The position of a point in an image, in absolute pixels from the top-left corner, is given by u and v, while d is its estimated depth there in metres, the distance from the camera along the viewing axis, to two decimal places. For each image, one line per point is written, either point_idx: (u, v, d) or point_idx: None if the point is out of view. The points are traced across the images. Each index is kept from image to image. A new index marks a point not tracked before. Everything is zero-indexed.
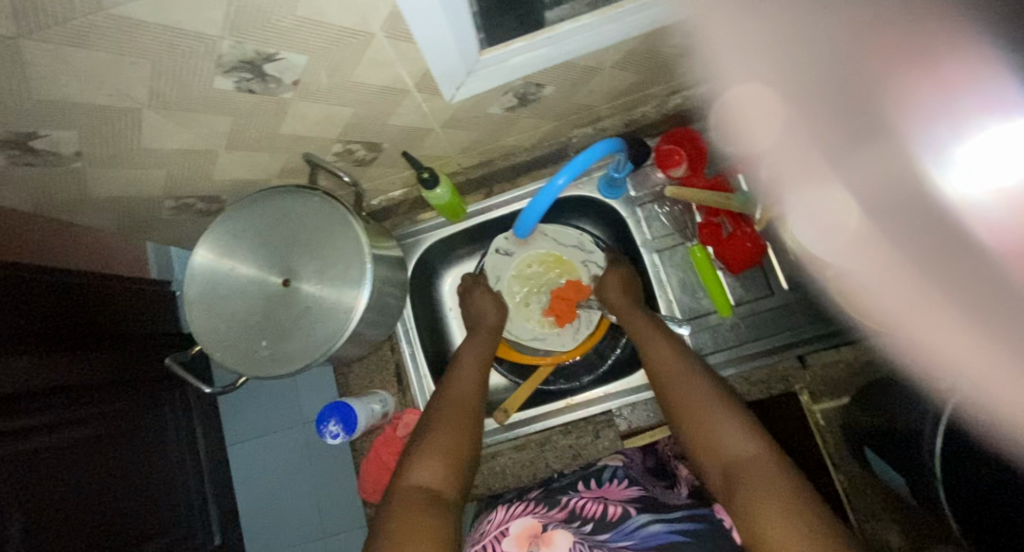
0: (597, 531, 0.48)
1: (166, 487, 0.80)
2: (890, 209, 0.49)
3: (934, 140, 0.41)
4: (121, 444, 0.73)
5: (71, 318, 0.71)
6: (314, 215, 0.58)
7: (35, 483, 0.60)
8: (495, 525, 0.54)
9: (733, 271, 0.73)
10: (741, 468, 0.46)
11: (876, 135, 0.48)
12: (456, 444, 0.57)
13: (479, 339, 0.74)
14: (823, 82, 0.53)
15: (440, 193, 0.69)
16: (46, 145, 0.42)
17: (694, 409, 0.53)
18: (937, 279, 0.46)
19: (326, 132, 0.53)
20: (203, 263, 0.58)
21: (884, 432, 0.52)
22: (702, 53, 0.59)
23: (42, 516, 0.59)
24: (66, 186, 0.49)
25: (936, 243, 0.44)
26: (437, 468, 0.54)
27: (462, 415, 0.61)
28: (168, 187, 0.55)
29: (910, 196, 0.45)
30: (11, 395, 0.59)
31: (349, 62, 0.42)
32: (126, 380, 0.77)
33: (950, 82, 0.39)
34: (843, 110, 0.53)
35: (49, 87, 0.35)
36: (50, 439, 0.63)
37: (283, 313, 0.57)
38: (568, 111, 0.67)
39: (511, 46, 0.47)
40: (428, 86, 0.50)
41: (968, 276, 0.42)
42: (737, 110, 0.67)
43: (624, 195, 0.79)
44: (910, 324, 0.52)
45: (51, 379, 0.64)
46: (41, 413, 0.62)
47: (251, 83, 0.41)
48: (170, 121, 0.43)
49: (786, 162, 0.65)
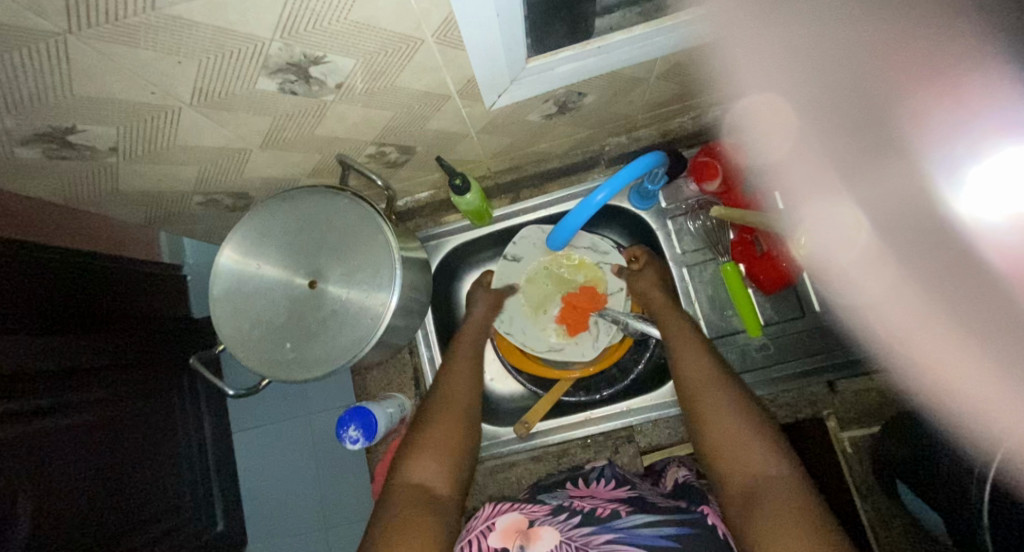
0: (582, 526, 0.48)
1: (173, 477, 0.80)
2: (901, 226, 0.54)
3: (948, 159, 0.44)
4: (130, 433, 0.73)
5: (78, 305, 0.70)
6: (344, 217, 0.57)
7: (50, 465, 0.60)
8: (482, 520, 0.53)
9: (766, 291, 0.71)
10: (764, 493, 0.44)
11: (884, 155, 0.51)
12: (454, 439, 0.57)
13: (472, 330, 0.73)
14: (825, 103, 0.55)
15: (470, 200, 0.67)
16: (84, 140, 0.41)
17: (721, 426, 0.51)
18: (952, 291, 0.50)
19: (362, 135, 0.52)
20: (228, 262, 0.57)
21: (921, 468, 0.50)
22: (737, 70, 0.56)
23: (53, 497, 0.60)
24: (97, 180, 0.48)
25: (946, 260, 0.49)
26: (435, 466, 0.54)
27: (455, 409, 0.60)
28: (199, 183, 0.54)
29: (918, 215, 0.51)
30: (28, 375, 0.59)
31: (395, 67, 0.40)
32: (138, 365, 0.77)
33: (970, 100, 0.40)
34: (836, 133, 0.57)
35: (93, 83, 0.34)
36: (65, 421, 0.63)
37: (308, 315, 0.56)
38: (604, 120, 0.65)
39: (559, 55, 0.46)
40: (471, 93, 0.48)
41: (978, 290, 0.47)
42: (750, 117, 0.65)
43: (654, 206, 0.78)
44: (920, 337, 0.56)
45: (66, 360, 0.64)
46: (55, 394, 0.62)
47: (294, 85, 0.40)
48: (209, 120, 0.42)
49: (803, 174, 0.65)
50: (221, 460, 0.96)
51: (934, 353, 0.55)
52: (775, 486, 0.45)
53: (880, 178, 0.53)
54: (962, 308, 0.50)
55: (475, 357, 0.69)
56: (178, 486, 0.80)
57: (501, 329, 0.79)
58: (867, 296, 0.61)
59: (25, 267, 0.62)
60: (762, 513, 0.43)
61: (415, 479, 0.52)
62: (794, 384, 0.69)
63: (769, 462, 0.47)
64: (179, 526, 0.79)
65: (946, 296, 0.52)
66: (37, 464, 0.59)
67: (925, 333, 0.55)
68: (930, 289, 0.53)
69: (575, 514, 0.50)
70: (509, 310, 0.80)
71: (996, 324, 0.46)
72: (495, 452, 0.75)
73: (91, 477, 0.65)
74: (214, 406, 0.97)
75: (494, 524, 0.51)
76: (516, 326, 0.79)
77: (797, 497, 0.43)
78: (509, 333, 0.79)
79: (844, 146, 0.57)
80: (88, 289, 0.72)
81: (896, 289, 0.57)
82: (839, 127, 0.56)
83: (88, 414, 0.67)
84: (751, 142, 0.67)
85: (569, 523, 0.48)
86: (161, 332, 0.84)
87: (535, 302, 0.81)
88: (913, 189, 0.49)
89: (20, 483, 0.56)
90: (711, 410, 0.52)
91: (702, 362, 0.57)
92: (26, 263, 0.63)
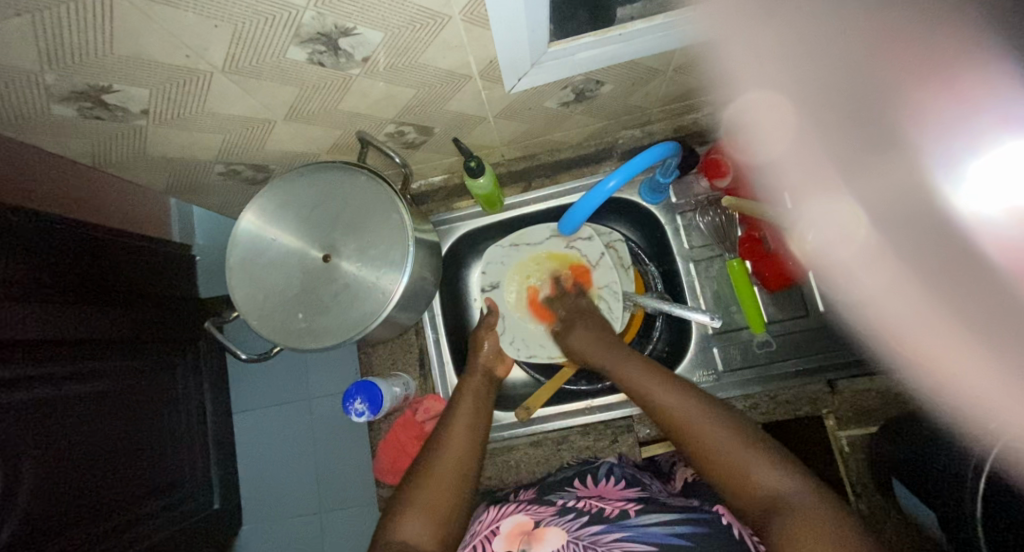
0: (589, 525, 0.48)
1: (170, 449, 0.81)
2: (898, 222, 0.53)
3: (945, 155, 0.43)
4: (128, 405, 0.74)
5: (88, 272, 0.71)
6: (361, 193, 0.58)
7: (57, 429, 0.62)
8: (484, 525, 0.54)
9: (769, 288, 0.72)
10: (786, 503, 0.43)
11: (883, 148, 0.49)
12: (440, 499, 0.53)
13: (477, 378, 0.71)
14: (823, 95, 0.53)
15: (482, 183, 0.68)
16: (117, 100, 0.42)
17: (702, 438, 0.51)
18: (952, 291, 0.49)
19: (383, 112, 0.53)
20: (248, 228, 0.59)
21: (917, 467, 0.51)
22: (749, 68, 0.57)
23: (58, 458, 0.62)
24: (125, 143, 0.50)
25: (945, 258, 0.48)
26: (417, 523, 0.51)
27: (465, 449, 0.59)
28: (222, 152, 0.55)
29: (918, 209, 0.49)
30: (42, 341, 0.61)
31: (421, 43, 0.41)
32: (142, 339, 0.78)
33: (969, 93, 0.39)
34: (834, 128, 0.55)
35: (132, 43, 0.36)
36: (72, 389, 0.65)
37: (322, 288, 0.57)
38: (619, 112, 0.66)
39: (580, 40, 0.47)
40: (492, 75, 0.49)
41: (983, 286, 0.45)
42: (751, 116, 0.65)
43: (664, 201, 0.78)
44: (917, 335, 0.57)
45: (74, 331, 0.66)
46: (70, 362, 0.65)
47: (323, 56, 0.41)
48: (237, 87, 0.43)
49: (805, 165, 0.65)
50: (220, 436, 0.97)
51: (934, 351, 0.55)
52: (793, 500, 0.44)
53: (875, 172, 0.52)
54: (970, 307, 0.48)
55: (478, 410, 0.65)
56: (176, 461, 0.82)
57: (524, 357, 0.79)
58: (867, 290, 0.61)
59: (20, 234, 0.61)
60: (776, 525, 0.42)
61: (398, 538, 0.50)
62: (795, 381, 0.69)
63: (766, 470, 0.46)
64: (176, 502, 0.81)
65: (942, 293, 0.51)
66: (43, 431, 0.61)
67: (932, 327, 0.54)
68: (929, 285, 0.52)
69: (582, 515, 0.50)
70: (517, 335, 0.79)
71: (995, 321, 0.46)
72: (497, 434, 0.77)
73: (90, 446, 0.66)
74: (214, 379, 0.99)
75: (499, 528, 0.52)
76: (533, 346, 0.78)
77: (824, 513, 0.41)
78: (530, 357, 0.79)
79: (843, 140, 0.55)
80: (91, 258, 0.72)
81: (895, 286, 0.57)
82: (839, 121, 0.54)
83: (93, 383, 0.69)
84: (749, 137, 0.67)
85: (576, 522, 0.49)
86: (169, 308, 0.86)
87: (527, 312, 0.79)
88: (911, 183, 0.48)
89: (20, 450, 0.57)
90: (693, 428, 0.52)
91: (674, 394, 0.55)
92: (26, 227, 0.62)
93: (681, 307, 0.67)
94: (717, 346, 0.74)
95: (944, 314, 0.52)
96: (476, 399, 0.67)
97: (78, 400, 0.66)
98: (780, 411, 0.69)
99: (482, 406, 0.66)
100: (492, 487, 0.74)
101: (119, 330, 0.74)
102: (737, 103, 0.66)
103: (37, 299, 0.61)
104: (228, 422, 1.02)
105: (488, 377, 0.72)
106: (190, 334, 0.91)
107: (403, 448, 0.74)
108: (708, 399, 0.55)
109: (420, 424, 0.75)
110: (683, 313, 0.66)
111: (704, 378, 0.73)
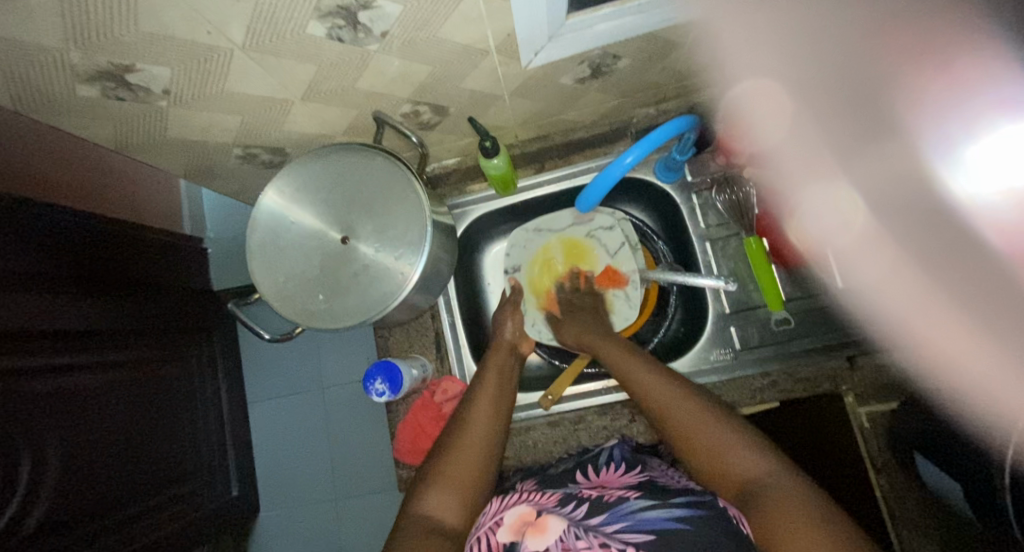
0: (590, 515, 0.47)
1: (187, 436, 0.82)
2: (894, 208, 0.56)
3: (945, 138, 0.43)
4: (152, 392, 0.76)
5: (99, 265, 0.72)
6: (378, 174, 0.58)
7: (84, 419, 0.64)
8: (490, 516, 0.53)
9: (787, 266, 0.71)
10: (760, 488, 0.46)
11: (882, 135, 0.51)
12: (465, 473, 0.55)
13: (500, 355, 0.71)
14: (823, 86, 0.55)
15: (497, 164, 0.68)
16: (140, 80, 0.42)
17: (690, 429, 0.53)
18: (949, 276, 0.51)
19: (399, 91, 0.53)
20: (267, 212, 0.59)
21: (939, 441, 0.51)
22: (741, 59, 0.58)
23: (84, 447, 0.63)
24: (145, 126, 0.50)
25: (948, 240, 0.49)
26: (447, 498, 0.53)
27: (492, 420, 0.61)
28: (240, 134, 0.55)
29: (909, 194, 0.52)
30: (70, 331, 0.64)
31: (439, 16, 0.41)
32: (163, 329, 0.80)
33: (966, 77, 0.39)
34: (831, 115, 0.58)
35: (155, 18, 0.36)
36: (96, 379, 0.67)
37: (340, 269, 0.58)
38: (634, 88, 0.66)
39: (600, 11, 0.47)
40: (509, 50, 0.49)
41: (974, 265, 0.46)
42: (748, 106, 0.64)
43: (680, 180, 0.77)
44: (910, 315, 0.59)
45: (97, 322, 0.68)
46: (96, 353, 0.67)
47: (342, 31, 0.41)
48: (256, 64, 0.43)
49: (804, 154, 0.64)
50: (236, 424, 0.99)
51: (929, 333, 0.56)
52: (765, 481, 0.46)
53: (874, 157, 0.55)
54: (968, 292, 0.48)
55: (502, 385, 0.67)
56: (194, 451, 0.83)
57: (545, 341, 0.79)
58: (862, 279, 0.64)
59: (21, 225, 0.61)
60: (754, 512, 0.44)
61: (426, 510, 0.51)
62: (814, 357, 0.69)
63: (751, 458, 0.49)
64: (194, 489, 0.82)
65: (945, 280, 0.52)
66: (72, 421, 0.62)
67: (931, 309, 0.55)
68: (927, 272, 0.54)
69: (582, 504, 0.50)
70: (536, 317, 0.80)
71: (995, 304, 0.45)
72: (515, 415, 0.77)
73: (113, 432, 0.68)
74: (231, 366, 1.00)
75: (503, 519, 0.51)
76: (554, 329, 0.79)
77: (797, 493, 0.44)
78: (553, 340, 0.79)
79: (844, 127, 0.57)
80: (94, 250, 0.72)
81: (894, 266, 0.58)
82: (837, 107, 0.56)
83: (115, 374, 0.70)
84: (746, 129, 0.65)
85: (577, 511, 0.48)
86: (188, 300, 0.88)
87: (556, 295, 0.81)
88: (911, 168, 0.49)
89: (45, 435, 0.59)
90: (677, 414, 0.55)
91: (654, 374, 0.60)
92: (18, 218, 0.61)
93: (692, 276, 0.70)
94: (734, 326, 0.74)
95: (941, 299, 0.53)
96: (500, 377, 0.68)
97: (101, 390, 0.67)
98: (801, 389, 0.68)
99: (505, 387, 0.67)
100: (511, 467, 0.75)
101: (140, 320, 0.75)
102: (736, 91, 0.64)
103: (62, 292, 0.64)
104: (246, 409, 1.03)
105: (511, 352, 0.73)
106: (205, 323, 0.92)
107: (421, 429, 0.74)
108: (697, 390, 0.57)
109: (439, 406, 0.75)
110: (695, 281, 0.69)
111: (722, 355, 0.73)
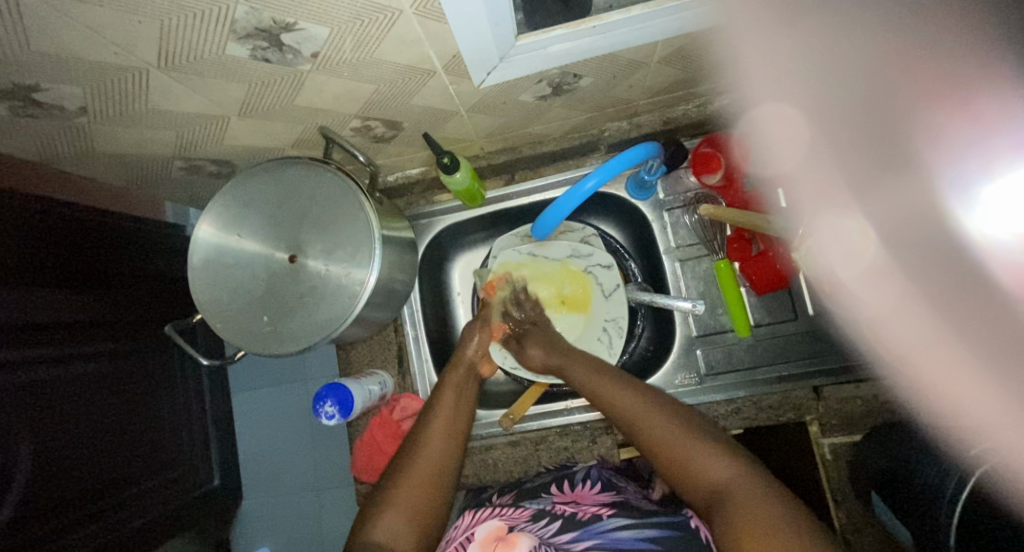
0: (562, 532, 0.47)
1: (171, 432, 0.76)
2: (907, 244, 0.47)
3: (956, 177, 0.37)
4: (128, 384, 0.68)
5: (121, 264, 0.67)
6: (326, 191, 0.55)
7: (52, 412, 0.56)
8: (461, 531, 0.52)
9: (757, 291, 0.70)
10: (732, 493, 0.45)
11: (897, 167, 0.43)
12: (418, 500, 0.53)
13: (459, 375, 0.68)
14: (837, 109, 0.49)
15: (459, 179, 0.65)
16: (49, 98, 0.39)
17: (668, 444, 0.51)
18: (961, 318, 0.44)
19: (345, 108, 0.50)
20: (209, 228, 0.56)
21: (896, 482, 0.49)
22: (732, 60, 0.54)
23: (54, 443, 0.56)
24: (69, 140, 0.47)
25: (956, 281, 0.42)
26: (394, 525, 0.50)
27: (449, 431, 0.60)
28: (177, 148, 0.52)
29: (921, 232, 0.44)
30: (45, 326, 0.57)
31: (373, 40, 0.38)
32: (153, 316, 0.75)
33: (988, 115, 0.34)
34: (848, 144, 0.50)
35: (50, 38, 0.33)
36: (65, 372, 0.59)
37: (286, 289, 0.55)
38: (602, 104, 0.63)
39: (551, 33, 0.43)
40: (457, 69, 0.46)
41: (990, 312, 0.40)
42: (765, 126, 0.62)
43: (653, 197, 0.75)
44: (920, 360, 0.53)
45: (77, 316, 0.61)
46: (70, 344, 0.60)
47: (267, 52, 0.38)
48: (178, 83, 0.40)
49: (816, 181, 0.59)
50: None
51: (943, 384, 0.50)
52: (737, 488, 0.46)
53: (886, 189, 0.46)
54: (978, 339, 0.42)
55: (460, 400, 0.65)
56: (177, 441, 0.77)
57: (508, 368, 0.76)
58: (873, 310, 0.56)
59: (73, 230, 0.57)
60: (722, 515, 0.44)
61: (376, 538, 0.49)
62: (779, 385, 0.67)
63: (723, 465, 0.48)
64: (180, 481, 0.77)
65: (957, 325, 0.45)
66: (40, 416, 0.55)
67: (943, 354, 0.48)
68: (939, 316, 0.47)
69: (554, 521, 0.49)
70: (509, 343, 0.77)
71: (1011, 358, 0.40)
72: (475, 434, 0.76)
73: (86, 436, 0.60)
74: None
75: (475, 533, 0.50)
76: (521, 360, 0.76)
77: (788, 514, 0.41)
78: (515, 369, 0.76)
79: (857, 157, 0.49)
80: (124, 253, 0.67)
81: (904, 303, 0.51)
82: (851, 135, 0.49)
83: (93, 366, 0.63)
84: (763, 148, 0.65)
85: (548, 528, 0.48)
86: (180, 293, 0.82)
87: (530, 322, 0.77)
88: (924, 204, 0.42)
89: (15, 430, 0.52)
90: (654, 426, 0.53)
91: (621, 392, 0.57)
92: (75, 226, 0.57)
93: (662, 296, 0.70)
94: (700, 349, 0.72)
95: (958, 349, 0.46)
96: (457, 395, 0.65)
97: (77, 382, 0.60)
98: (765, 417, 0.67)
99: (464, 398, 0.66)
100: (470, 485, 0.74)
101: (125, 313, 0.69)
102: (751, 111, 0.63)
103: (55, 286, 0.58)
104: None
105: (471, 374, 0.69)
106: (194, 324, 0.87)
107: (379, 447, 0.73)
108: (679, 411, 0.55)
109: (397, 423, 0.74)
110: (666, 301, 0.69)
111: (687, 380, 0.71)
